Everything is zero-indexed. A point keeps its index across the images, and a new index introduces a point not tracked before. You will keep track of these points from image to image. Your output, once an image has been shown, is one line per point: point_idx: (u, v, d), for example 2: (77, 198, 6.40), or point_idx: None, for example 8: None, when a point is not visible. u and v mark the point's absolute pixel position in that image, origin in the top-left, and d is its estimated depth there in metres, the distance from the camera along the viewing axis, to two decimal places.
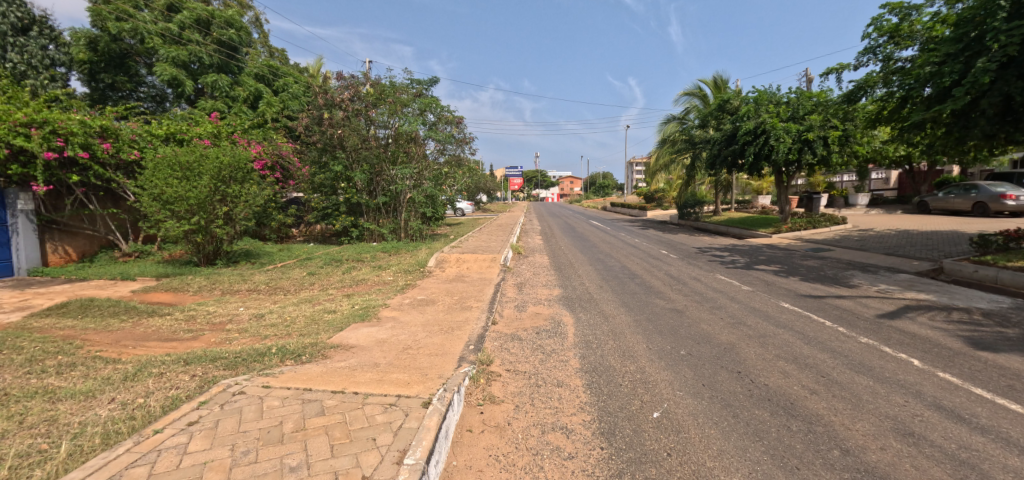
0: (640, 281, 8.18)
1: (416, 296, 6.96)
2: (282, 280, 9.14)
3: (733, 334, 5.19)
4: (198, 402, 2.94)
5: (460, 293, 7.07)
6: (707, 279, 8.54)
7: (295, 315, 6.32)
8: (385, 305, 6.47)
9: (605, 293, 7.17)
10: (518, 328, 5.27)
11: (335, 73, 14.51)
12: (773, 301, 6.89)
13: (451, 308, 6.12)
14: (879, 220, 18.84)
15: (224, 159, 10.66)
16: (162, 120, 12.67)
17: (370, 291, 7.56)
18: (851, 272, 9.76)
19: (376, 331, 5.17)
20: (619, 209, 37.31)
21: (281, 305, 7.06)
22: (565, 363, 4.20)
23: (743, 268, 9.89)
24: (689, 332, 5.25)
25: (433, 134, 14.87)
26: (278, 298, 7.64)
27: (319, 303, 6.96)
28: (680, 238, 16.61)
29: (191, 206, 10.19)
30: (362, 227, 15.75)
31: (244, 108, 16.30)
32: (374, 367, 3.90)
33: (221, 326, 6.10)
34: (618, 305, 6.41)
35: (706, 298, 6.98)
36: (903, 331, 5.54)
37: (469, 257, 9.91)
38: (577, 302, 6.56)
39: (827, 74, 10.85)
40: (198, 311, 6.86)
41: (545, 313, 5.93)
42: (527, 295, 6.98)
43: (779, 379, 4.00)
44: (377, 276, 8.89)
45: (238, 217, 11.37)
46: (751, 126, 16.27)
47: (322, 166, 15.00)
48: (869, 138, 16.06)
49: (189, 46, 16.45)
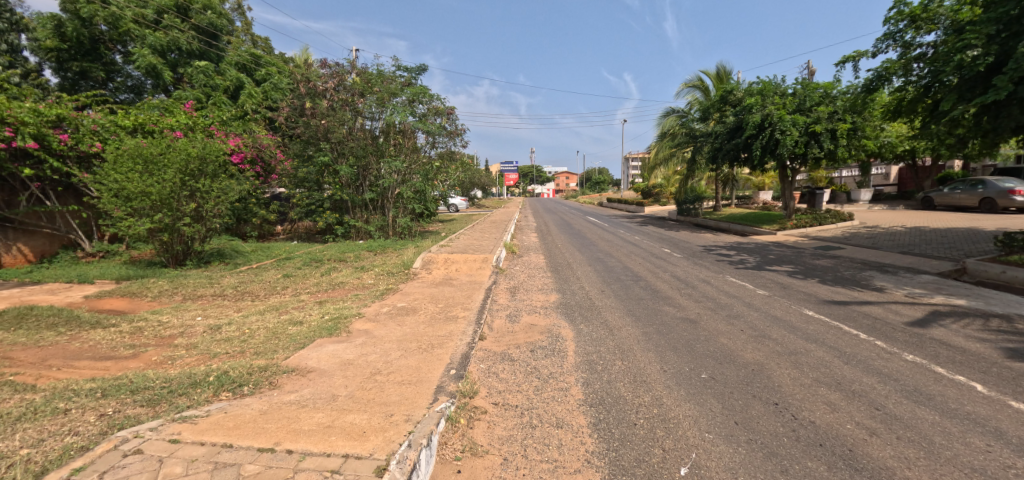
0: (645, 284, 7.45)
1: (396, 303, 6.18)
2: (253, 283, 8.35)
3: (759, 351, 4.46)
4: (70, 471, 2.21)
5: (446, 300, 6.30)
6: (717, 282, 7.81)
7: (255, 327, 5.52)
8: (359, 315, 5.68)
9: (608, 299, 6.42)
10: (508, 345, 4.53)
11: (319, 60, 13.69)
12: (795, 308, 6.17)
13: (435, 319, 5.36)
14: (884, 215, 18.22)
15: (193, 151, 9.84)
16: (131, 110, 11.80)
17: (346, 297, 6.77)
18: (870, 272, 9.07)
19: (342, 349, 4.40)
20: (616, 205, 36.63)
21: (243, 314, 6.26)
22: (564, 394, 3.47)
23: (754, 269, 9.18)
24: (708, 350, 4.51)
25: (422, 125, 14.03)
26: (243, 305, 6.83)
27: (287, 312, 6.16)
28: (681, 235, 15.89)
29: (154, 201, 9.35)
30: (347, 224, 14.96)
31: (224, 98, 15.37)
32: (327, 403, 3.14)
33: (169, 341, 5.33)
34: (623, 314, 5.66)
35: (721, 304, 6.26)
36: (950, 344, 4.84)
37: (458, 257, 9.14)
38: (577, 310, 5.81)
39: (842, 62, 10.08)
40: (149, 322, 6.07)
41: (541, 325, 5.18)
42: (521, 302, 6.21)
43: (826, 414, 3.29)
44: (357, 279, 8.11)
45: (210, 214, 10.52)
46: (758, 119, 15.37)
47: (305, 158, 14.14)
48: (878, 131, 15.41)
49: (164, 32, 15.46)
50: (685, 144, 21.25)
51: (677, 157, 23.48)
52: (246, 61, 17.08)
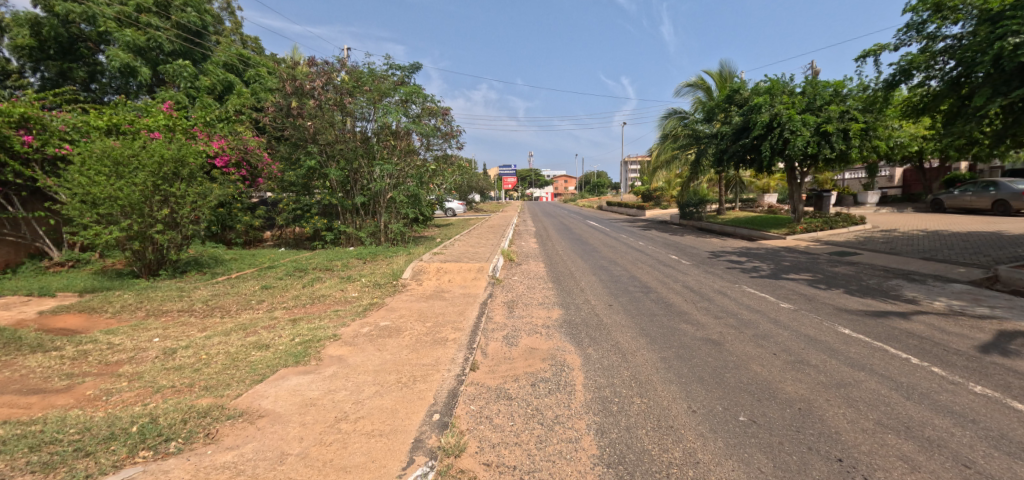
0: (656, 297, 6.74)
1: (379, 322, 5.45)
2: (227, 296, 7.62)
3: (802, 384, 3.78)
4: None
5: (436, 318, 5.58)
6: (735, 293, 7.11)
7: (214, 351, 4.79)
8: (335, 336, 4.94)
9: (618, 315, 5.72)
10: (504, 377, 3.82)
11: (307, 58, 13.02)
12: (829, 325, 5.48)
13: (421, 342, 4.66)
14: (895, 218, 17.56)
15: (167, 152, 9.12)
16: (106, 110, 11.17)
17: (325, 314, 6.00)
18: (896, 281, 8.38)
19: (306, 383, 3.69)
20: (616, 209, 35.93)
21: (206, 335, 5.54)
22: (575, 447, 2.78)
23: (772, 278, 8.49)
24: (741, 380, 3.83)
25: (416, 126, 13.33)
26: (210, 323, 6.11)
27: (255, 332, 5.43)
28: (687, 240, 15.20)
29: (122, 206, 8.61)
30: (337, 230, 14.19)
31: (209, 99, 14.65)
32: (271, 471, 2.48)
33: (114, 369, 4.62)
34: (636, 335, 4.96)
35: (744, 320, 5.56)
36: (1018, 371, 4.15)
37: (452, 266, 8.43)
38: (583, 330, 5.10)
39: (862, 56, 9.43)
40: (98, 345, 5.35)
41: (542, 350, 4.47)
42: (519, 319, 5.48)
43: (905, 477, 2.60)
44: (341, 292, 7.39)
45: (185, 220, 9.77)
46: (766, 118, 14.69)
47: (293, 162, 13.52)
48: (890, 132, 14.79)
49: (146, 30, 14.75)
50: (688, 146, 20.62)
51: (680, 159, 22.80)
52: (233, 61, 16.35)
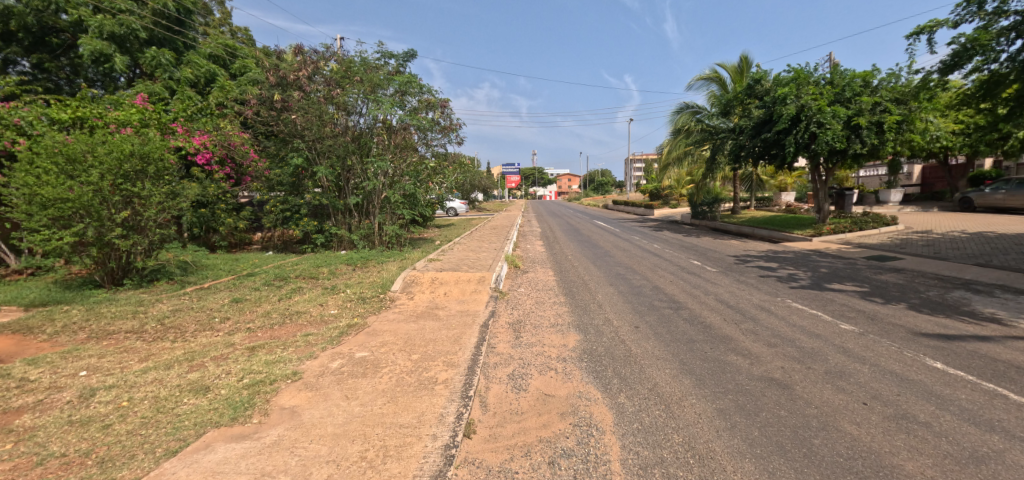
0: (689, 316, 5.67)
1: (354, 352, 4.40)
2: (189, 313, 6.59)
3: (925, 461, 2.72)
4: None
5: (426, 346, 4.53)
6: (781, 310, 6.04)
7: (139, 397, 3.77)
8: (295, 374, 3.90)
9: (649, 343, 4.65)
10: (510, 449, 2.77)
11: (294, 46, 12.02)
12: (913, 357, 4.40)
13: (404, 385, 3.61)
14: (928, 218, 16.35)
15: (129, 147, 8.09)
16: (72, 103, 10.22)
17: (292, 339, 4.94)
18: (961, 293, 7.26)
19: (234, 460, 2.68)
20: (623, 209, 34.73)
21: (143, 368, 4.53)
22: None
23: (815, 289, 7.38)
24: (837, 453, 2.78)
25: (412, 119, 12.28)
26: (155, 351, 5.10)
27: (200, 366, 4.39)
28: (705, 243, 14.07)
29: (73, 208, 7.56)
30: (328, 233, 13.13)
31: (190, 92, 13.66)
32: None
33: (9, 421, 3.60)
34: (677, 373, 3.88)
35: (807, 350, 4.48)
36: None
37: (448, 277, 7.38)
38: (609, 365, 4.05)
39: (915, 33, 8.26)
40: (7, 381, 4.33)
41: (559, 398, 3.42)
42: (529, 349, 4.43)
43: None
44: (319, 308, 6.35)
45: (153, 223, 8.73)
46: (792, 110, 13.51)
47: (281, 159, 12.52)
48: (927, 125, 13.61)
49: (123, 17, 13.76)
50: (702, 142, 19.51)
51: (692, 156, 21.64)
52: (219, 52, 15.40)
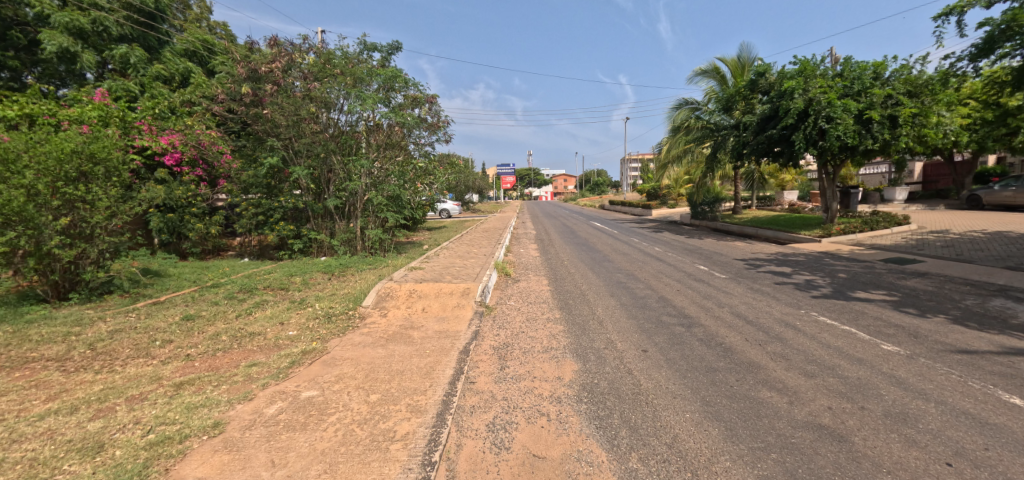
0: (705, 335, 4.86)
1: (300, 391, 3.57)
2: (129, 334, 5.73)
3: None
4: None
5: (390, 383, 3.70)
6: (809, 326, 5.23)
7: (10, 460, 2.91)
8: (217, 425, 3.07)
9: (662, 374, 3.84)
10: None
11: (269, 38, 11.15)
12: (982, 390, 3.62)
13: (351, 444, 2.78)
14: (940, 217, 15.63)
15: (71, 146, 7.21)
16: (21, 100, 9.34)
17: (232, 371, 4.10)
18: (1003, 302, 6.49)
19: None
20: (621, 210, 33.92)
21: (41, 412, 3.66)
22: None
23: (840, 299, 6.60)
24: None
25: (397, 116, 11.36)
26: (68, 387, 4.24)
27: (108, 412, 3.54)
28: (710, 245, 13.30)
29: (3, 214, 6.67)
30: (307, 238, 12.25)
31: (161, 89, 12.78)
32: None
33: None
34: (702, 419, 3.08)
35: (854, 382, 3.68)
36: None
37: (428, 289, 6.55)
38: (616, 408, 3.24)
39: (944, 15, 7.51)
40: None
41: (552, 462, 2.62)
42: (514, 386, 3.61)
43: None
44: (277, 329, 5.48)
45: (104, 229, 7.85)
46: (800, 104, 12.75)
47: (255, 160, 11.65)
48: (941, 119, 12.90)
49: (90, 11, 12.91)
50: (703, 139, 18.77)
51: (692, 154, 20.88)
52: (195, 48, 14.55)
